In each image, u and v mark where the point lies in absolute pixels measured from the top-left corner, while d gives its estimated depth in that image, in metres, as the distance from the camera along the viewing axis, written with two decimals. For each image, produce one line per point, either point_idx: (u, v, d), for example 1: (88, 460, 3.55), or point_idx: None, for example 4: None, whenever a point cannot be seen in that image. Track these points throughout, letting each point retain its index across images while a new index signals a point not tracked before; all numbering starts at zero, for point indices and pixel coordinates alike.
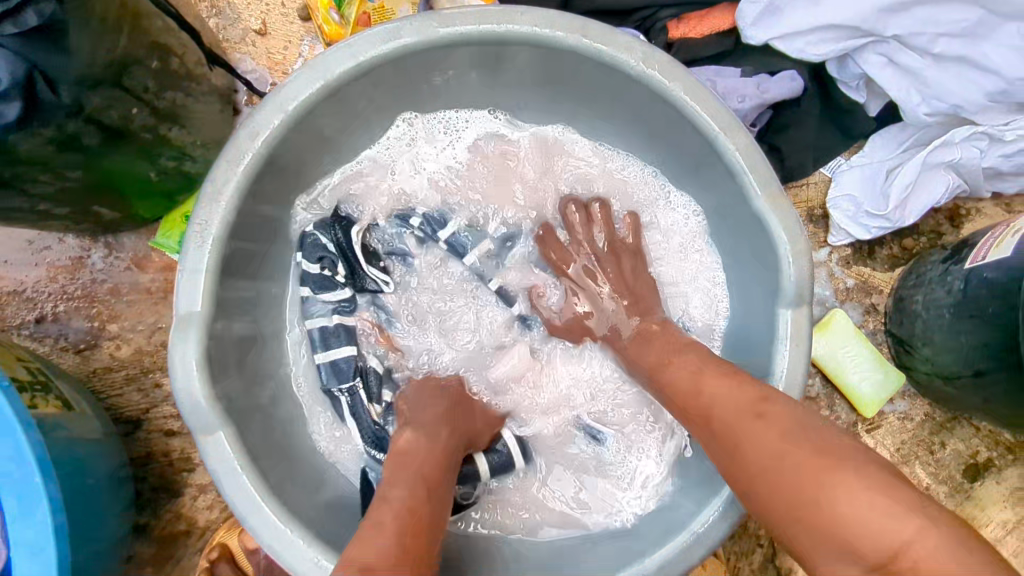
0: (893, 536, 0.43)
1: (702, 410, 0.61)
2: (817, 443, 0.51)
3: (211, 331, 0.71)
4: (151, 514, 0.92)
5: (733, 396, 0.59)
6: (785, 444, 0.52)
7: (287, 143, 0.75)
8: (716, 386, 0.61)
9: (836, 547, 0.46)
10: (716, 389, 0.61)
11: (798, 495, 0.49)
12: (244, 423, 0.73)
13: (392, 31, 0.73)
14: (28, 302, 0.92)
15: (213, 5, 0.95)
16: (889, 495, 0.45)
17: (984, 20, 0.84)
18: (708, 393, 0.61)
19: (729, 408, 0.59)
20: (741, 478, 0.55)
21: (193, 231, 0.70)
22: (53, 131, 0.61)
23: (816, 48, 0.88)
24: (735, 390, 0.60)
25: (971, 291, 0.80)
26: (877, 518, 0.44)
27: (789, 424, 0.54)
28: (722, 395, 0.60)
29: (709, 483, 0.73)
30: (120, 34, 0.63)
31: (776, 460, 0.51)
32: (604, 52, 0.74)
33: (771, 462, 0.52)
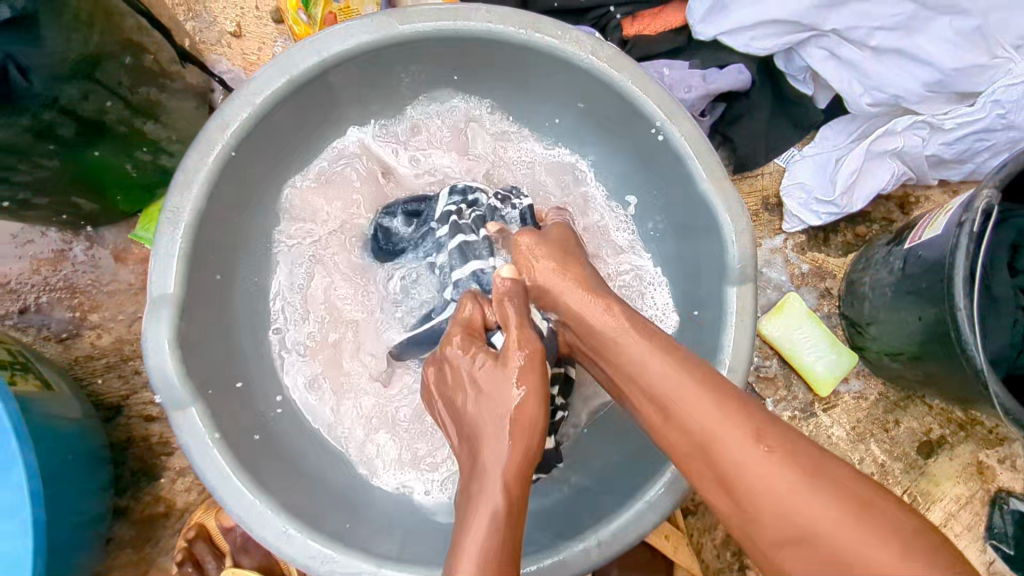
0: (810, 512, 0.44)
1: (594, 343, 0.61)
2: (733, 415, 0.49)
3: (183, 312, 0.75)
4: (132, 497, 0.95)
5: (658, 366, 0.55)
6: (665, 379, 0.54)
7: (256, 135, 0.79)
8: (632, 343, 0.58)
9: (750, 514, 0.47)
10: (630, 348, 0.57)
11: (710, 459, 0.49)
12: (216, 402, 0.77)
13: (357, 28, 0.77)
14: (11, 293, 0.96)
15: (190, 9, 0.99)
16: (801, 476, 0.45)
17: (916, 14, 0.89)
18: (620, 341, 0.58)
19: (659, 367, 0.55)
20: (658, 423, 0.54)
21: (166, 217, 0.74)
22: (29, 121, 0.65)
23: (760, 42, 0.92)
24: (652, 359, 0.55)
25: (910, 269, 0.84)
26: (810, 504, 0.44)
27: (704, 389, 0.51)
28: (645, 356, 0.56)
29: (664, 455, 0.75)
30: (92, 32, 0.67)
31: (700, 441, 0.50)
32: (556, 45, 0.79)
33: (692, 445, 0.50)
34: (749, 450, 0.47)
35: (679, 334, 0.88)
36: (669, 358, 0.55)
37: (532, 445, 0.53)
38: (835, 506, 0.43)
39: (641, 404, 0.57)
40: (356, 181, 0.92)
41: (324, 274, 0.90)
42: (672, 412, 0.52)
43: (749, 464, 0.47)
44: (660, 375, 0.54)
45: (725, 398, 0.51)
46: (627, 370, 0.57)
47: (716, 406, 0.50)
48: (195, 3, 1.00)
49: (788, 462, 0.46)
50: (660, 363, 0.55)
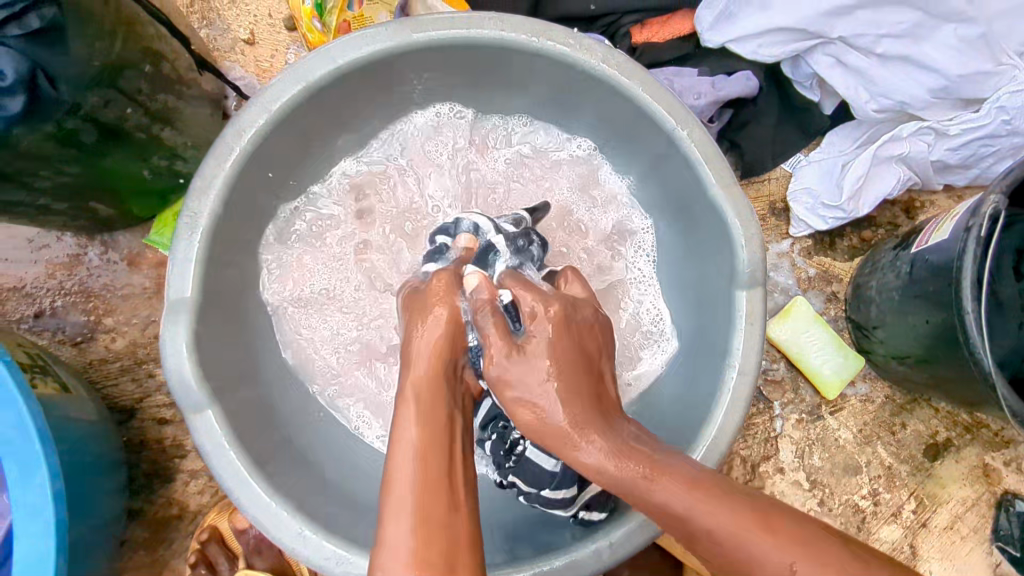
0: None
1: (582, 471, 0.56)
2: (763, 538, 0.49)
3: (200, 316, 0.76)
4: (145, 499, 0.96)
5: (673, 502, 0.53)
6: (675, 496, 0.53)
7: (272, 142, 0.80)
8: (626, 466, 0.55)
9: None
10: (635, 492, 0.54)
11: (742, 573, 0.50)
12: (233, 405, 0.78)
13: (371, 36, 0.78)
14: (27, 297, 0.97)
15: (204, 17, 1.01)
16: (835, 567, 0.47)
17: (922, 21, 0.90)
18: (618, 491, 0.55)
19: (671, 500, 0.53)
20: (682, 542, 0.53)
21: (184, 222, 0.75)
22: (53, 128, 0.66)
23: (768, 50, 0.94)
24: (659, 491, 0.53)
25: (916, 273, 0.85)
26: None
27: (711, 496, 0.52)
28: (653, 490, 0.53)
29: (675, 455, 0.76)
30: (115, 40, 0.68)
31: (743, 568, 0.50)
32: (567, 53, 0.80)
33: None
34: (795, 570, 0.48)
35: (689, 339, 0.89)
36: (677, 485, 0.53)
37: (439, 408, 0.57)
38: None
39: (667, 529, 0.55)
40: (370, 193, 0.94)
41: (337, 280, 0.91)
42: (704, 543, 0.52)
43: (778, 573, 0.48)
44: (678, 508, 0.52)
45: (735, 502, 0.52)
46: (642, 506, 0.55)
47: (730, 513, 0.51)
48: (210, 10, 1.01)
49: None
50: (669, 494, 0.53)
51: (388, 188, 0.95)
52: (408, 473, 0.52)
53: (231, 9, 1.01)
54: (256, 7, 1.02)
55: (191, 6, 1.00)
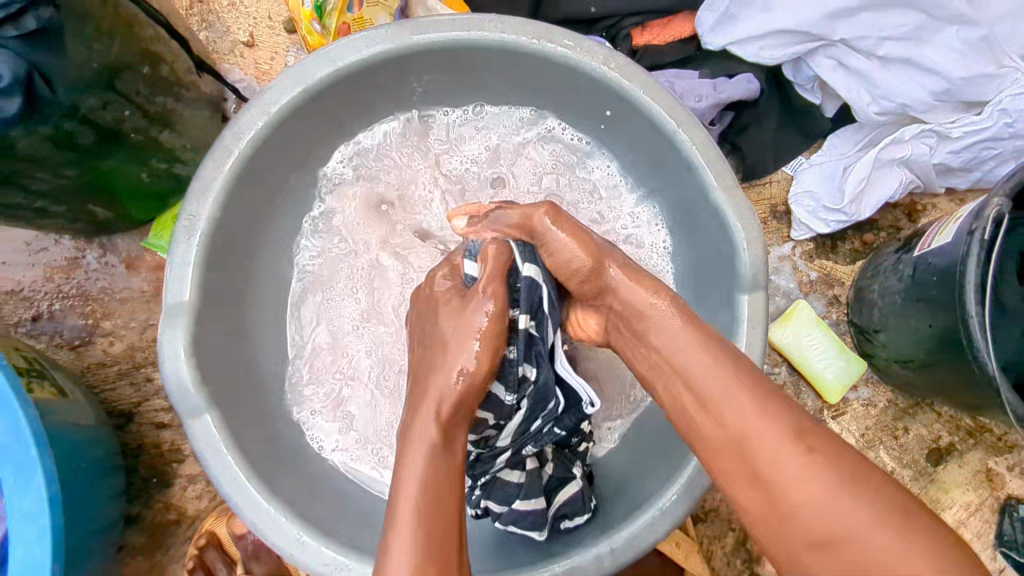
0: (844, 523, 0.47)
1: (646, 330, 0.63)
2: (777, 416, 0.53)
3: (198, 319, 0.76)
4: (143, 504, 0.95)
5: (704, 362, 0.58)
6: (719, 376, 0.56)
7: (271, 144, 0.80)
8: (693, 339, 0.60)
9: (773, 511, 0.51)
10: (677, 335, 0.60)
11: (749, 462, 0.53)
12: (231, 409, 0.77)
13: (370, 38, 0.78)
14: (25, 301, 0.96)
15: (203, 19, 1.01)
16: (847, 481, 0.49)
17: (924, 24, 0.90)
18: (662, 335, 0.61)
19: (700, 359, 0.58)
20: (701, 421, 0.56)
21: (183, 225, 0.75)
22: (50, 130, 0.65)
23: (769, 52, 0.93)
24: (697, 349, 0.59)
25: (919, 276, 0.84)
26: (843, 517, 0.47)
27: (758, 391, 0.55)
28: (692, 346, 0.59)
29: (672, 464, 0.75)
30: (112, 42, 0.67)
31: (737, 438, 0.53)
32: (568, 55, 0.80)
33: (731, 446, 0.54)
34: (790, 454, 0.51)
35: None
36: (710, 351, 0.58)
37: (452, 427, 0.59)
38: (870, 514, 0.47)
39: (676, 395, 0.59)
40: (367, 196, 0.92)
41: (336, 284, 0.90)
42: (714, 409, 0.55)
43: (783, 466, 0.50)
44: (705, 369, 0.57)
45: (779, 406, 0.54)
46: (671, 361, 0.60)
47: (760, 408, 0.53)
48: (209, 13, 1.01)
49: (825, 468, 0.49)
50: (702, 355, 0.58)
51: (383, 187, 0.93)
52: (416, 489, 0.53)
53: (230, 11, 1.01)
54: (256, 10, 1.02)
55: (191, 8, 1.00)
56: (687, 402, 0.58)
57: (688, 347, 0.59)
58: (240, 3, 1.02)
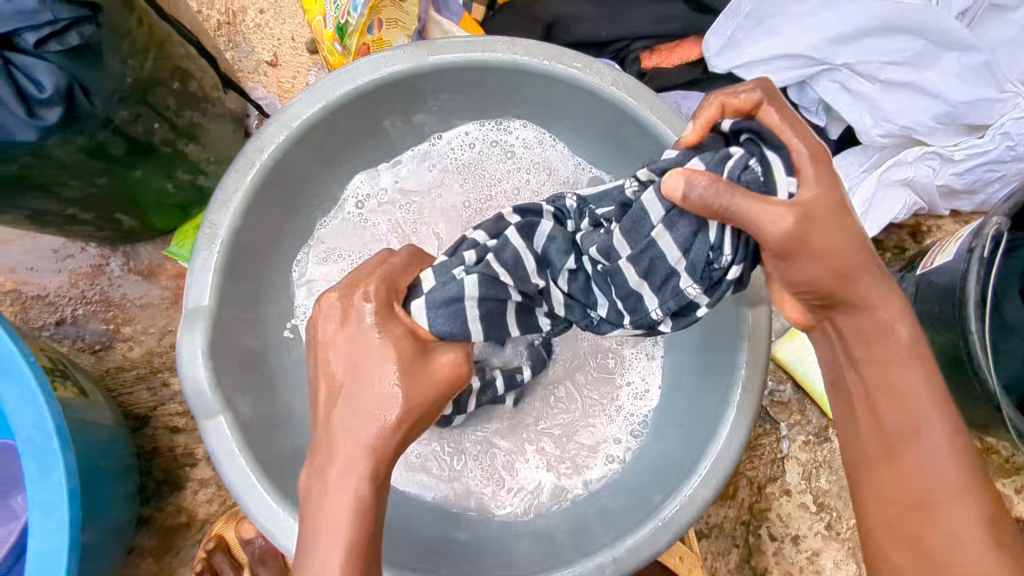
0: None
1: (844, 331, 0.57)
2: (971, 489, 0.53)
3: (216, 324, 0.79)
4: (155, 507, 0.97)
5: (931, 415, 0.54)
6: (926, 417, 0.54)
7: (291, 158, 0.83)
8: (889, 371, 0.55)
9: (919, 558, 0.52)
10: (913, 380, 0.55)
11: (917, 497, 0.54)
12: (245, 412, 0.79)
13: (388, 59, 0.82)
14: (50, 305, 1.00)
15: (230, 40, 1.06)
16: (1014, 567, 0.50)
17: (926, 49, 0.92)
18: (886, 364, 0.55)
19: (924, 402, 0.54)
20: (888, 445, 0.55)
21: (204, 233, 0.78)
22: (85, 141, 0.69)
23: (773, 76, 0.96)
24: (927, 400, 0.54)
25: (921, 294, 0.86)
26: None
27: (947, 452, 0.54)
28: (926, 394, 0.55)
29: (674, 480, 0.76)
30: (146, 58, 0.71)
31: (922, 496, 0.53)
32: (576, 76, 0.83)
33: (912, 498, 0.54)
34: (971, 528, 0.52)
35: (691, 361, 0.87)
36: (940, 404, 0.55)
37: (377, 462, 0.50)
38: None
39: (861, 430, 0.57)
40: (386, 206, 0.94)
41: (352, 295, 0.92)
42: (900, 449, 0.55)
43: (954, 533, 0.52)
44: (925, 425, 0.54)
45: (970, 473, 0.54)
46: (888, 401, 0.55)
47: (959, 471, 0.53)
48: (236, 34, 1.06)
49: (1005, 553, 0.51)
50: (934, 404, 0.54)
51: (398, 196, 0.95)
52: (342, 506, 0.49)
53: (256, 32, 1.06)
54: (280, 31, 1.07)
55: (218, 29, 1.05)
56: (871, 428, 0.56)
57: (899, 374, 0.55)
58: (265, 24, 1.06)
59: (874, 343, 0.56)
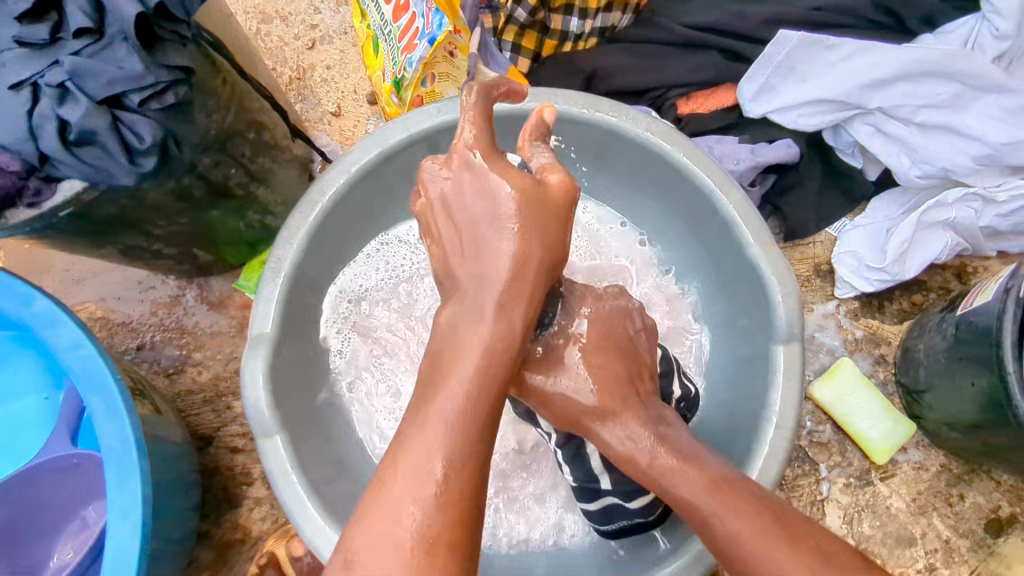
0: None
1: (633, 466, 0.57)
2: (802, 563, 0.48)
3: (276, 350, 0.85)
4: (213, 523, 1.04)
5: (712, 505, 0.52)
6: (727, 513, 0.51)
7: (349, 199, 0.91)
8: (674, 472, 0.55)
9: None
10: (695, 483, 0.53)
11: None
12: (298, 434, 0.85)
13: (440, 109, 0.89)
14: (132, 332, 1.10)
15: (300, 93, 1.17)
16: None
17: (961, 92, 0.94)
18: (661, 474, 0.55)
19: (708, 499, 0.52)
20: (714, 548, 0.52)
21: (270, 267, 0.86)
22: (173, 184, 0.78)
23: (807, 119, 0.99)
24: (702, 492, 0.53)
25: (962, 334, 0.85)
26: None
27: (764, 529, 0.50)
28: (699, 494, 0.53)
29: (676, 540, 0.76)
30: (228, 111, 0.80)
31: None
32: (615, 123, 0.88)
33: None
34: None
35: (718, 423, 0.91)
36: (714, 498, 0.52)
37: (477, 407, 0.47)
38: None
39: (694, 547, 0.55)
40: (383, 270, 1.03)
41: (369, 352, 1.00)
42: (723, 550, 0.51)
43: None
44: (710, 517, 0.52)
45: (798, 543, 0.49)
46: (688, 510, 0.53)
47: (775, 549, 0.49)
48: (305, 88, 1.17)
49: None
50: (715, 501, 0.52)
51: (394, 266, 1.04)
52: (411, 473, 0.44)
53: (323, 86, 1.17)
54: (344, 85, 1.17)
55: (290, 84, 1.17)
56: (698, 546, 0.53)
57: (683, 479, 0.54)
58: (331, 79, 1.17)
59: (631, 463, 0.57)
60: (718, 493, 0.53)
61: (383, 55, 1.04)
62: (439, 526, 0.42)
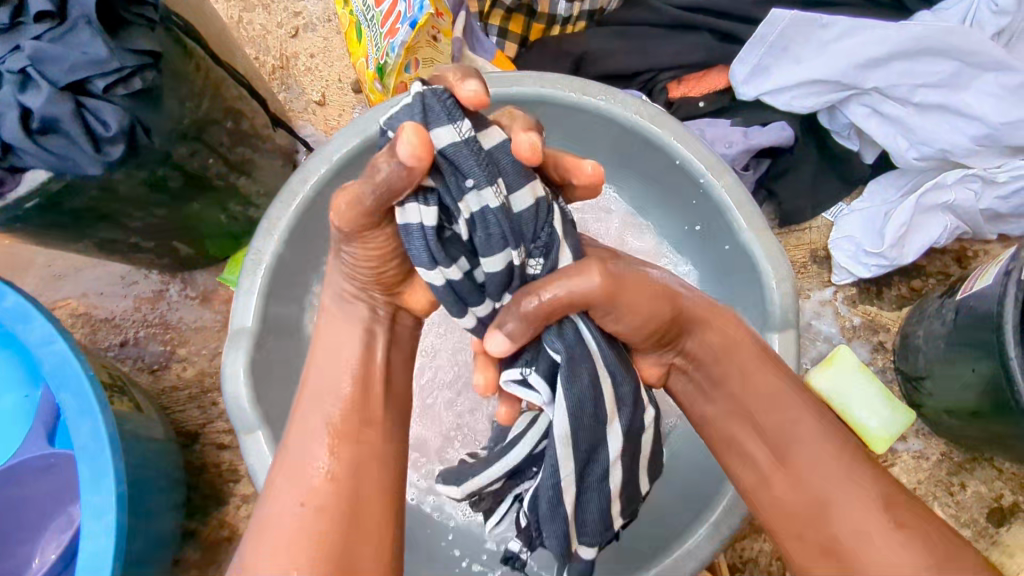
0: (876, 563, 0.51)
1: (717, 360, 0.61)
2: (864, 476, 0.55)
3: (258, 344, 0.83)
4: (200, 520, 1.02)
5: (793, 406, 0.58)
6: (804, 419, 0.58)
7: (330, 189, 0.89)
8: (768, 379, 0.60)
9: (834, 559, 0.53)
10: (781, 387, 0.60)
11: (817, 493, 0.55)
12: (281, 430, 0.83)
13: None
14: (115, 328, 1.08)
15: (283, 82, 1.14)
16: (911, 536, 0.51)
17: (959, 71, 0.91)
18: (751, 382, 0.60)
19: (791, 403, 0.59)
20: (779, 445, 0.57)
21: (250, 259, 0.84)
22: (146, 175, 0.76)
23: (802, 101, 0.96)
24: (790, 398, 0.59)
25: (962, 319, 0.83)
26: (892, 554, 0.51)
27: (836, 443, 0.57)
28: (792, 401, 0.59)
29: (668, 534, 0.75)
30: (202, 100, 0.78)
31: (822, 497, 0.54)
32: (601, 107, 0.85)
33: (814, 497, 0.54)
34: (878, 518, 0.52)
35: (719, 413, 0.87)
36: (821, 422, 0.58)
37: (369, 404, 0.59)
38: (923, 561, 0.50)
39: (748, 449, 0.59)
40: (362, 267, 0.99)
41: None
42: (789, 448, 0.57)
43: (865, 513, 0.52)
44: (800, 425, 0.57)
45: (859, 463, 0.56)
46: (764, 408, 0.59)
47: (841, 455, 0.56)
48: (288, 76, 1.14)
49: (918, 543, 0.51)
50: (797, 405, 0.59)
51: None
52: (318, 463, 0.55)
53: (306, 74, 1.14)
54: (328, 73, 1.15)
55: (273, 73, 1.14)
56: (758, 440, 0.58)
57: (773, 382, 0.60)
58: (315, 68, 1.15)
59: (720, 359, 0.61)
60: (799, 401, 0.59)
61: (365, 41, 1.01)
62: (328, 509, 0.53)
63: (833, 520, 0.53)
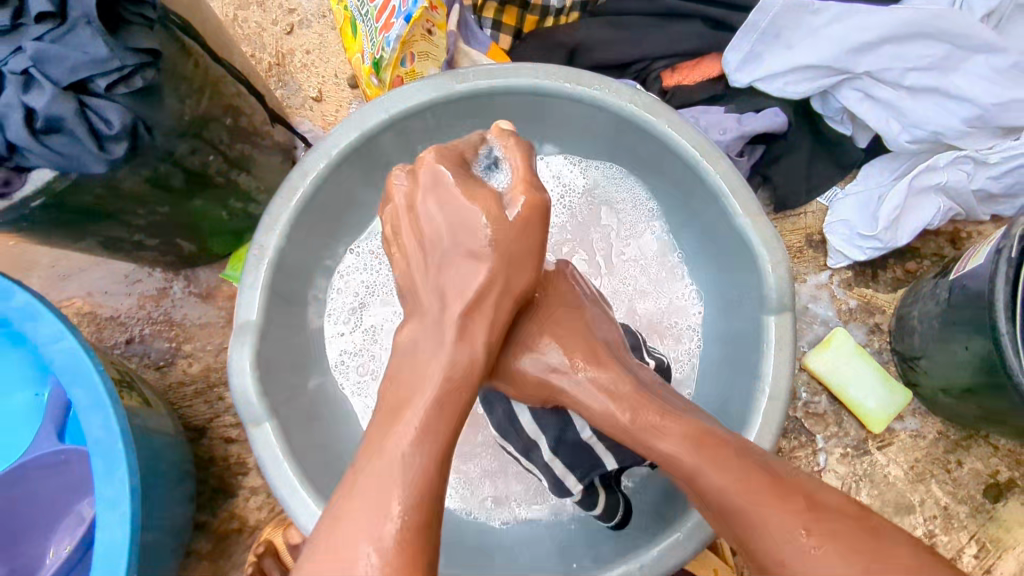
0: None
1: (616, 428, 0.62)
2: (772, 499, 0.52)
3: (263, 337, 0.85)
4: (210, 513, 1.04)
5: (683, 455, 0.57)
6: (702, 462, 0.56)
7: (329, 184, 0.90)
8: (663, 430, 0.59)
9: None
10: (667, 438, 0.58)
11: (740, 536, 0.54)
12: (287, 422, 0.85)
13: (420, 88, 0.87)
14: (120, 326, 1.09)
15: (280, 79, 1.15)
16: (835, 548, 0.48)
17: (950, 53, 0.92)
18: (645, 435, 0.59)
19: (683, 452, 0.57)
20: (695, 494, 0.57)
21: (253, 254, 0.85)
22: (149, 172, 0.77)
23: (795, 86, 0.97)
24: (681, 447, 0.57)
25: (955, 298, 0.84)
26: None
27: (739, 474, 0.54)
28: (681, 449, 0.57)
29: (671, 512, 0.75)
30: (201, 97, 0.79)
31: (744, 538, 0.53)
32: (597, 96, 0.86)
33: (740, 541, 0.54)
34: (799, 548, 0.49)
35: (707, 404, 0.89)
36: (707, 457, 0.56)
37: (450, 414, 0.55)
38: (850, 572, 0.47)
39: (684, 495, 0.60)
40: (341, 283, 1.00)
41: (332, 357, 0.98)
42: (702, 493, 0.56)
43: (784, 546, 0.50)
44: (698, 470, 0.56)
45: (763, 484, 0.53)
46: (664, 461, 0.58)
47: (742, 486, 0.53)
48: (285, 73, 1.15)
49: (842, 556, 0.48)
50: (685, 450, 0.57)
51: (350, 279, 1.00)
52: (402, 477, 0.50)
53: (302, 71, 1.15)
54: (324, 69, 1.15)
55: (270, 70, 1.15)
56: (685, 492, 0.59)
57: (663, 432, 0.59)
58: (311, 64, 1.15)
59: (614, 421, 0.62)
60: (689, 441, 0.57)
61: (361, 36, 1.02)
62: (410, 531, 0.47)
63: (760, 558, 0.52)
